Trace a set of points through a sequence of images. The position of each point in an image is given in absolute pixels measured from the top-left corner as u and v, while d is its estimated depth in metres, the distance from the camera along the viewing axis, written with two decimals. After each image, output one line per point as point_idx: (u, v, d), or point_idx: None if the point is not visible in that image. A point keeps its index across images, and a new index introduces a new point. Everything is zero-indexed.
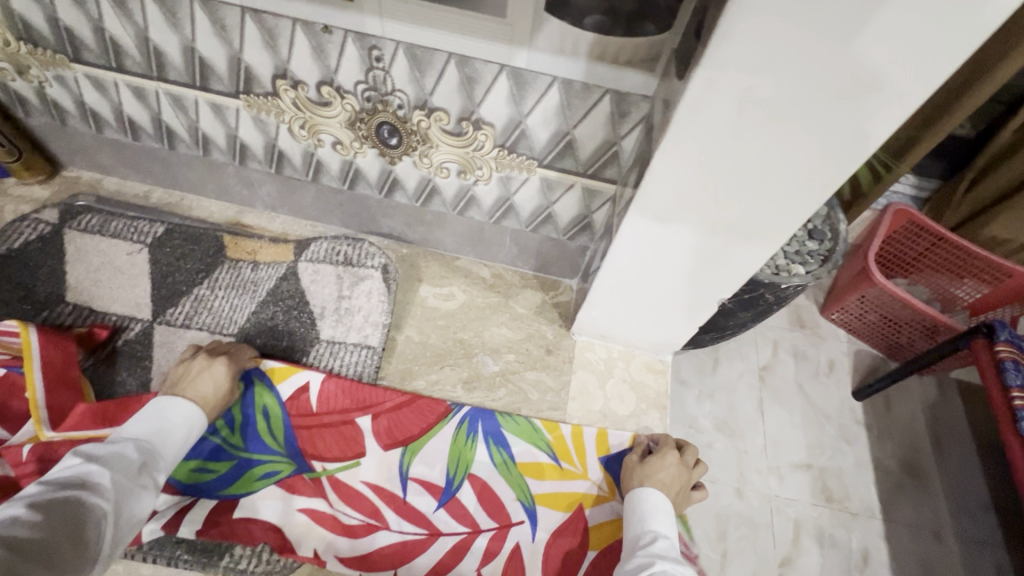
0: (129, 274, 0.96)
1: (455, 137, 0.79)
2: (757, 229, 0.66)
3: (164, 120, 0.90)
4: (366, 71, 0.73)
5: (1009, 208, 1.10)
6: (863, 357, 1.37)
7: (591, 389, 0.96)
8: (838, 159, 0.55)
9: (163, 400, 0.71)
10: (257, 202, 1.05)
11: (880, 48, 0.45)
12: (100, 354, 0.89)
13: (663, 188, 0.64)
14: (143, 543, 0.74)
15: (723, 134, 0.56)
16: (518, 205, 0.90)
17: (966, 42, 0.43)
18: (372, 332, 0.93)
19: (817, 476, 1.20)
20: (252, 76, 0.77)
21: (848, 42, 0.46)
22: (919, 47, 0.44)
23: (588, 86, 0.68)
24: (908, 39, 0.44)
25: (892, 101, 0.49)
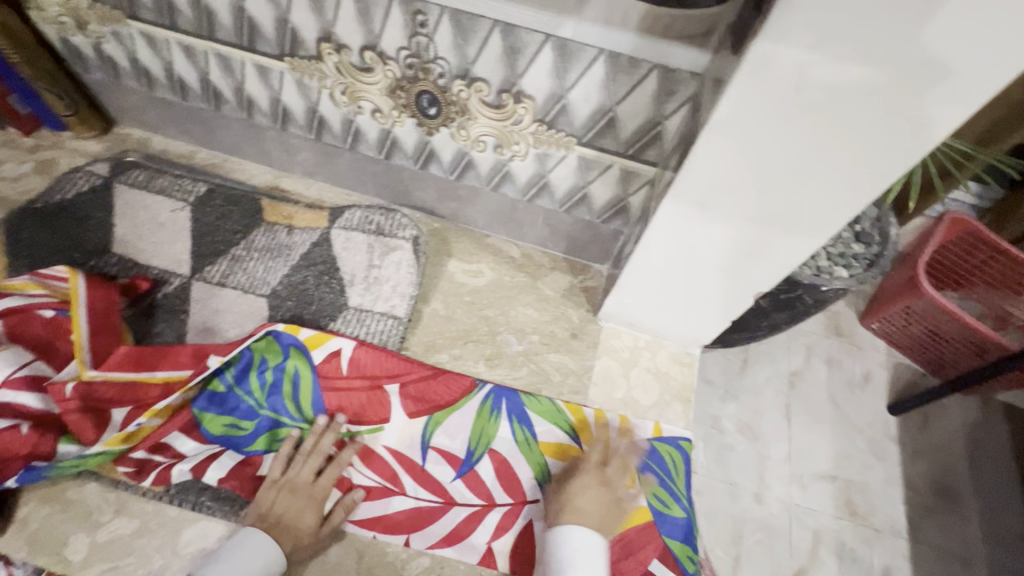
0: (171, 230, 0.99)
1: (495, 109, 0.77)
2: (803, 222, 0.63)
3: (211, 81, 0.91)
4: (410, 37, 0.72)
5: None
6: (902, 370, 1.30)
7: (614, 376, 0.94)
8: (902, 148, 0.51)
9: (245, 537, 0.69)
10: (296, 167, 1.06)
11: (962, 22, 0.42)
12: (141, 304, 0.92)
13: (705, 173, 0.61)
14: (170, 485, 0.77)
15: (775, 117, 0.53)
16: (553, 183, 0.88)
17: None
18: (399, 303, 0.94)
19: (842, 488, 1.16)
20: (298, 38, 0.78)
21: (926, 16, 0.42)
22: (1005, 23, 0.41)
23: (635, 61, 0.65)
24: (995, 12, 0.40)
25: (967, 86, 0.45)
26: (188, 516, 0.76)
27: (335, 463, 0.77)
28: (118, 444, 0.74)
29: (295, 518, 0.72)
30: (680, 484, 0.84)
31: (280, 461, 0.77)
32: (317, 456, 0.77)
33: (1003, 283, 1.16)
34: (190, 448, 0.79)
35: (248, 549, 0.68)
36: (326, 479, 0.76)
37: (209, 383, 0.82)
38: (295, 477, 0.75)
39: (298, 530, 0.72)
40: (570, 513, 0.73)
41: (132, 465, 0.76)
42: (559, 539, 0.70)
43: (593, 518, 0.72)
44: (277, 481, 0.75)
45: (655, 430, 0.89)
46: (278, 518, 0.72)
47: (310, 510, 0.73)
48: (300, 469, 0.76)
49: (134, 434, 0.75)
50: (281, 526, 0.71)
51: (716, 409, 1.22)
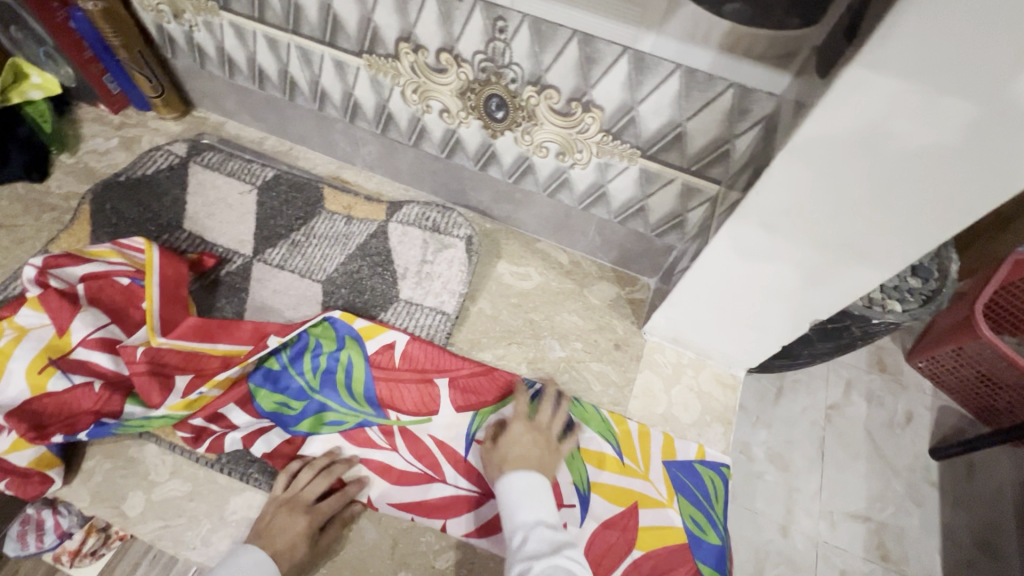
0: (237, 211, 1.03)
1: (562, 117, 0.78)
2: (873, 253, 0.62)
3: (289, 73, 0.96)
4: (487, 42, 0.74)
5: None
6: (951, 414, 1.25)
7: (655, 391, 0.93)
8: (994, 184, 0.49)
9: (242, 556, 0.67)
10: (358, 160, 1.10)
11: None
12: (206, 279, 0.97)
13: (776, 195, 0.61)
14: (223, 454, 0.81)
15: (859, 143, 0.52)
16: (611, 193, 0.88)
17: None
18: (448, 300, 0.96)
19: (875, 530, 1.12)
20: (378, 37, 0.81)
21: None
22: None
23: (712, 78, 0.65)
24: None
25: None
26: (236, 485, 0.80)
27: (340, 494, 0.77)
28: (180, 409, 0.78)
29: (289, 538, 0.71)
30: (719, 511, 0.84)
31: (287, 480, 0.77)
32: (324, 479, 0.77)
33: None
34: (243, 421, 0.82)
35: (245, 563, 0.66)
36: (326, 505, 0.75)
37: (265, 360, 0.86)
38: (296, 498, 0.75)
39: (290, 552, 0.70)
40: (499, 463, 0.75)
41: (190, 431, 0.80)
42: (502, 485, 0.71)
43: (523, 465, 0.73)
44: (279, 498, 0.75)
45: (699, 453, 0.88)
46: (272, 534, 0.71)
47: (303, 532, 0.72)
48: (301, 489, 0.76)
49: (195, 402, 0.79)
50: (273, 542, 0.70)
51: (752, 435, 1.19)
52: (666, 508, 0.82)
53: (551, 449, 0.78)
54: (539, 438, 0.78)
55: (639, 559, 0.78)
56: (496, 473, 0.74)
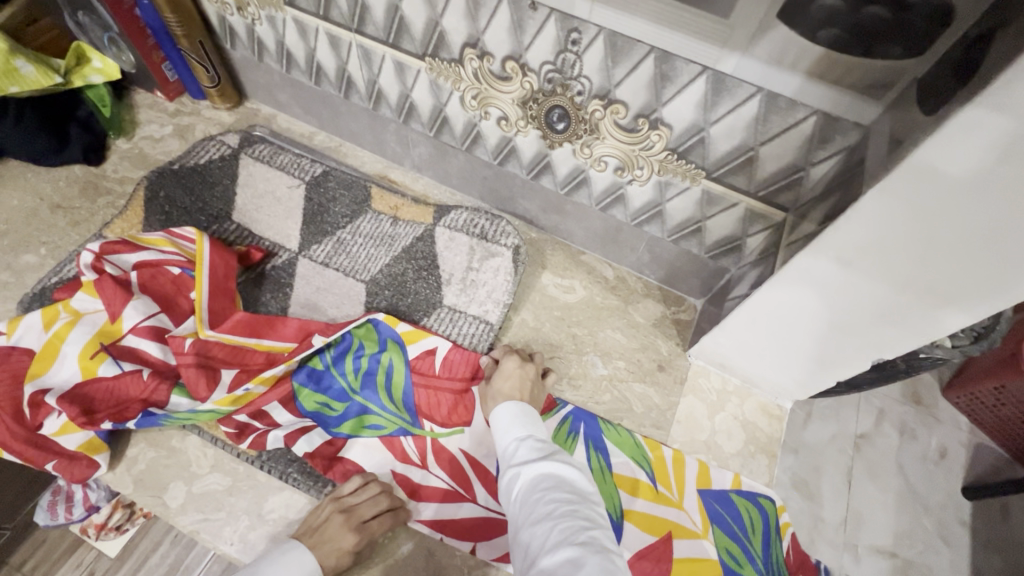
0: (285, 206, 1.04)
1: (627, 133, 0.76)
2: (958, 298, 0.58)
3: (348, 71, 0.95)
4: (558, 53, 0.72)
5: None
6: (993, 457, 1.20)
7: (697, 417, 0.91)
8: None
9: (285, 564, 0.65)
10: (407, 160, 1.09)
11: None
12: (253, 273, 0.97)
13: (859, 229, 0.58)
14: (263, 451, 0.80)
15: (963, 185, 0.49)
16: (667, 212, 0.86)
17: None
18: (492, 309, 0.94)
19: (901, 567, 1.08)
20: (444, 41, 0.80)
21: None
22: None
23: (795, 104, 0.63)
24: None
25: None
26: (275, 484, 0.80)
27: (391, 516, 0.75)
28: (227, 405, 0.78)
29: (336, 548, 0.69)
30: (755, 545, 0.82)
31: (348, 489, 0.76)
32: (383, 499, 0.75)
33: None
34: (285, 420, 0.82)
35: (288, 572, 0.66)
36: (377, 527, 0.73)
37: (308, 359, 0.86)
38: (352, 510, 0.73)
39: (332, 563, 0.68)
40: (494, 396, 0.78)
41: (233, 426, 0.80)
42: (493, 413, 0.74)
43: (512, 396, 0.77)
44: (336, 504, 0.73)
45: (734, 482, 0.86)
46: (322, 539, 0.69)
47: (351, 548, 0.70)
48: (359, 502, 0.74)
49: (240, 398, 0.79)
50: (323, 548, 0.69)
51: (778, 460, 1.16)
52: (701, 539, 0.81)
53: (536, 391, 0.81)
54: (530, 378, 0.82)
55: None
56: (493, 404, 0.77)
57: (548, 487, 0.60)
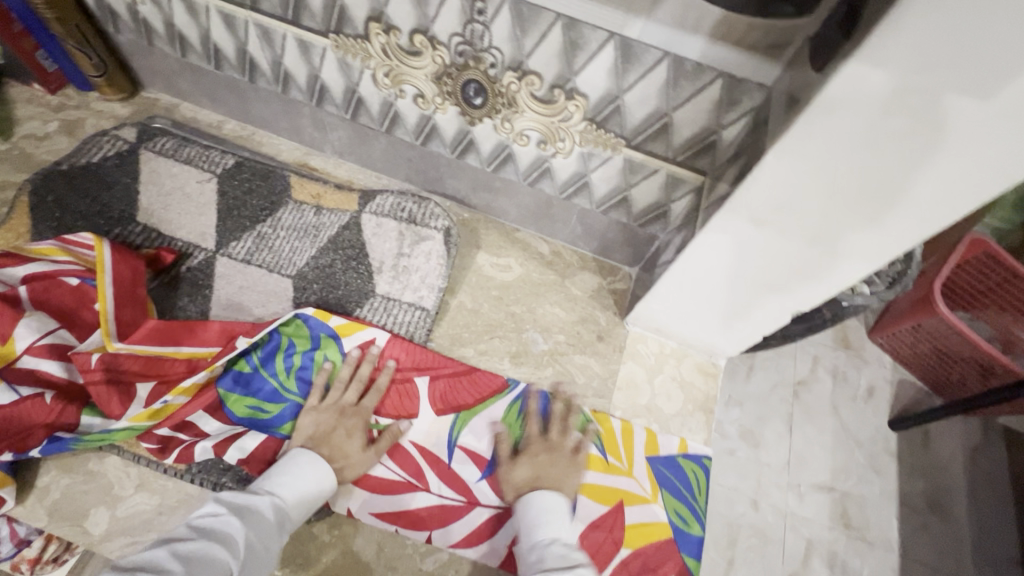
0: (196, 202, 0.97)
1: (544, 105, 0.75)
2: (861, 247, 0.61)
3: (248, 52, 0.89)
4: (465, 24, 0.69)
5: None
6: (911, 391, 1.30)
7: (638, 382, 0.93)
8: (984, 185, 0.49)
9: (303, 454, 0.73)
10: (326, 146, 1.04)
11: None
12: (165, 277, 0.90)
13: (767, 189, 0.60)
14: (192, 464, 0.76)
15: (851, 141, 0.51)
16: (593, 183, 0.86)
17: None
18: (427, 294, 0.92)
19: (839, 500, 1.17)
20: (346, 15, 0.75)
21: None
22: None
23: (701, 67, 0.63)
24: None
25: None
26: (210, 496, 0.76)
27: (374, 391, 0.81)
28: (143, 420, 0.74)
29: (341, 442, 0.76)
30: (702, 503, 0.85)
31: (319, 392, 0.80)
32: (357, 383, 0.81)
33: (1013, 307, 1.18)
34: (213, 428, 0.78)
35: (301, 470, 0.70)
36: (368, 403, 0.81)
37: (234, 363, 0.81)
38: (338, 405, 0.79)
39: (345, 454, 0.76)
40: (513, 487, 0.77)
41: (156, 441, 0.76)
42: (519, 501, 0.75)
43: (529, 484, 0.76)
44: (319, 408, 0.79)
45: (681, 446, 0.89)
46: (326, 440, 0.76)
47: (354, 433, 0.77)
48: (339, 396, 0.80)
49: (159, 411, 0.75)
50: (331, 447, 0.75)
51: (724, 414, 1.22)
52: (651, 504, 0.83)
53: (572, 473, 0.79)
54: (546, 460, 0.79)
55: (627, 558, 0.78)
56: (513, 495, 0.76)
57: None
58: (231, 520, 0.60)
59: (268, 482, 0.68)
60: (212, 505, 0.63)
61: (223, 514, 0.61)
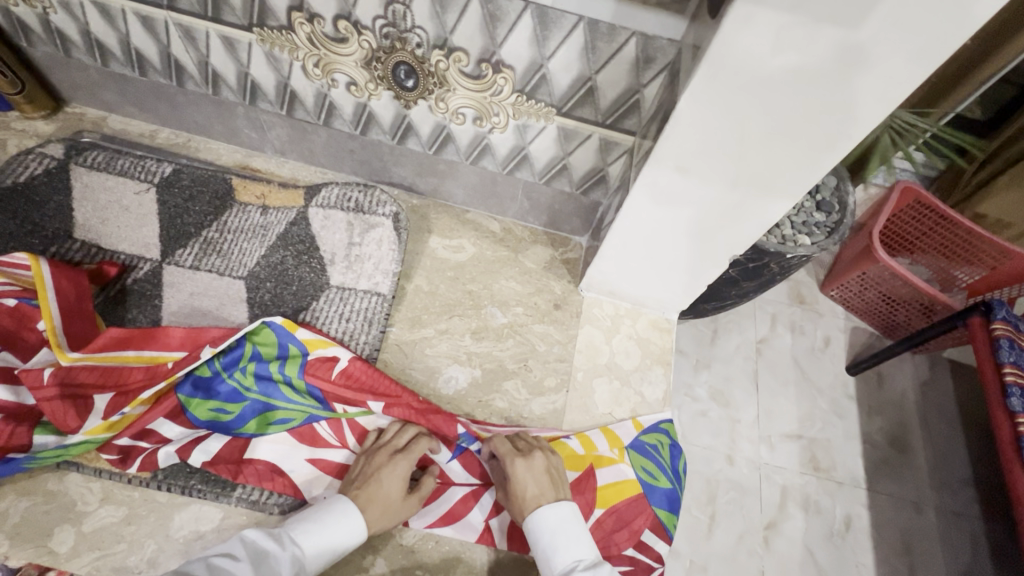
0: (136, 214, 0.95)
1: (474, 80, 0.77)
2: (776, 182, 0.66)
3: (173, 54, 0.88)
4: (386, 6, 0.71)
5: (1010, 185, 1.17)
6: (858, 332, 1.39)
7: (597, 344, 0.97)
8: (869, 109, 0.55)
9: (337, 496, 0.70)
10: (266, 145, 1.03)
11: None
12: (111, 290, 0.88)
13: (686, 136, 0.63)
14: (157, 471, 0.75)
15: (752, 79, 0.55)
16: (533, 155, 0.89)
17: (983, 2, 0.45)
18: (382, 280, 0.93)
19: (807, 446, 1.23)
20: (267, 7, 0.75)
21: None
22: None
23: (614, 28, 0.66)
24: None
25: (918, 54, 0.50)
26: (179, 501, 0.75)
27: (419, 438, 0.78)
28: (101, 432, 0.73)
29: (382, 485, 0.72)
30: (666, 456, 0.88)
31: (379, 435, 0.79)
32: (412, 432, 0.78)
33: (948, 249, 1.29)
34: (176, 433, 0.77)
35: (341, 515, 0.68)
36: (416, 451, 0.76)
37: (195, 368, 0.80)
38: (388, 448, 0.76)
39: (388, 495, 0.71)
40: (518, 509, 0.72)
41: (116, 452, 0.74)
42: (529, 527, 0.69)
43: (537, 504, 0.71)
44: (370, 453, 0.77)
45: (635, 426, 0.90)
46: (366, 483, 0.72)
47: (396, 478, 0.73)
48: (391, 440, 0.78)
49: (118, 422, 0.74)
50: (369, 489, 0.71)
51: (691, 374, 1.27)
52: (618, 464, 0.85)
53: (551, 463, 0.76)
54: (541, 459, 0.75)
55: (601, 517, 0.81)
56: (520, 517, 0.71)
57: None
58: (244, 569, 0.62)
59: (291, 525, 0.67)
60: (233, 548, 0.64)
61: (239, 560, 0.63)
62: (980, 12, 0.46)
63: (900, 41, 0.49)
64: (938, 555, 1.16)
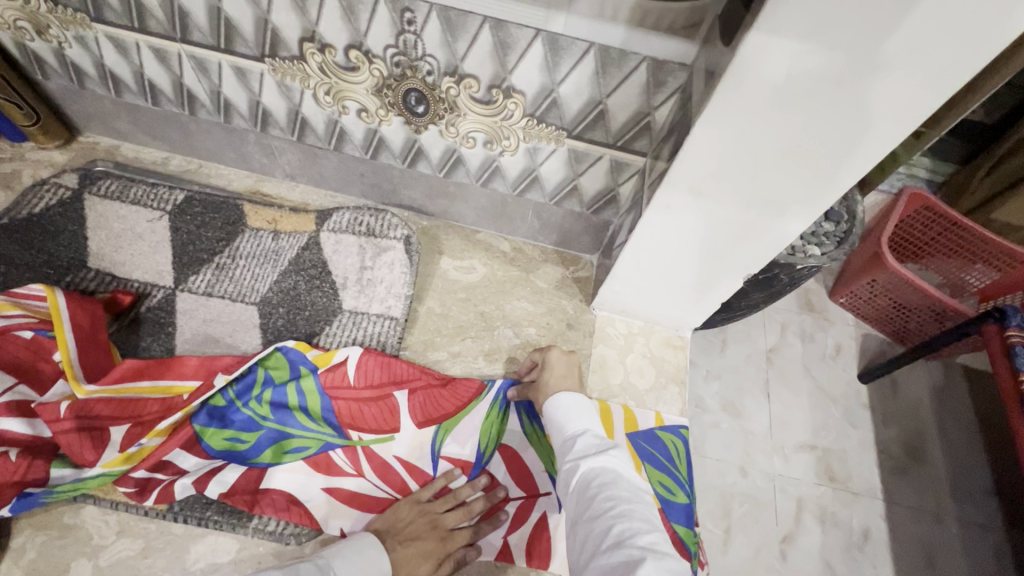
0: (149, 241, 0.95)
1: (484, 105, 0.77)
2: (792, 204, 0.66)
3: (185, 85, 0.89)
4: (397, 35, 0.72)
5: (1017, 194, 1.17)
6: (871, 341, 1.37)
7: (611, 363, 0.96)
8: (887, 131, 0.55)
9: (370, 540, 0.70)
10: (277, 170, 1.04)
11: (933, 23, 0.45)
12: (125, 319, 0.89)
13: (700, 159, 0.63)
14: (173, 502, 0.75)
15: (766, 105, 0.55)
16: (543, 176, 0.89)
17: (1003, 30, 0.44)
18: (394, 304, 0.93)
19: (822, 457, 1.22)
20: (279, 38, 0.76)
21: (901, 16, 0.45)
22: (963, 26, 0.45)
23: (625, 54, 0.67)
24: (958, 11, 0.44)
25: (935, 77, 0.49)
26: (194, 532, 0.75)
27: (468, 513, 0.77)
28: (118, 464, 0.73)
29: (413, 557, 0.70)
30: (683, 472, 0.87)
31: (431, 492, 0.78)
32: (463, 511, 0.77)
33: (959, 254, 1.28)
34: (192, 464, 0.77)
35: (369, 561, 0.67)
36: (459, 538, 0.75)
37: (209, 399, 0.80)
38: (436, 516, 0.76)
39: (410, 567, 0.70)
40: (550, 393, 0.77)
41: (132, 485, 0.74)
42: (548, 403, 0.73)
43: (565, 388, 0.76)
44: (418, 509, 0.76)
45: (657, 419, 0.92)
46: (404, 544, 0.71)
47: (428, 557, 0.71)
48: (440, 506, 0.77)
49: (135, 454, 0.74)
50: (403, 551, 0.71)
51: (704, 388, 1.26)
52: None
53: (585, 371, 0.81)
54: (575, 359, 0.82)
55: None
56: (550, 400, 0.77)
57: (605, 482, 0.59)
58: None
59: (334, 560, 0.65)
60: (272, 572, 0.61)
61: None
62: (1001, 38, 0.45)
63: (916, 65, 0.48)
64: (961, 568, 1.14)
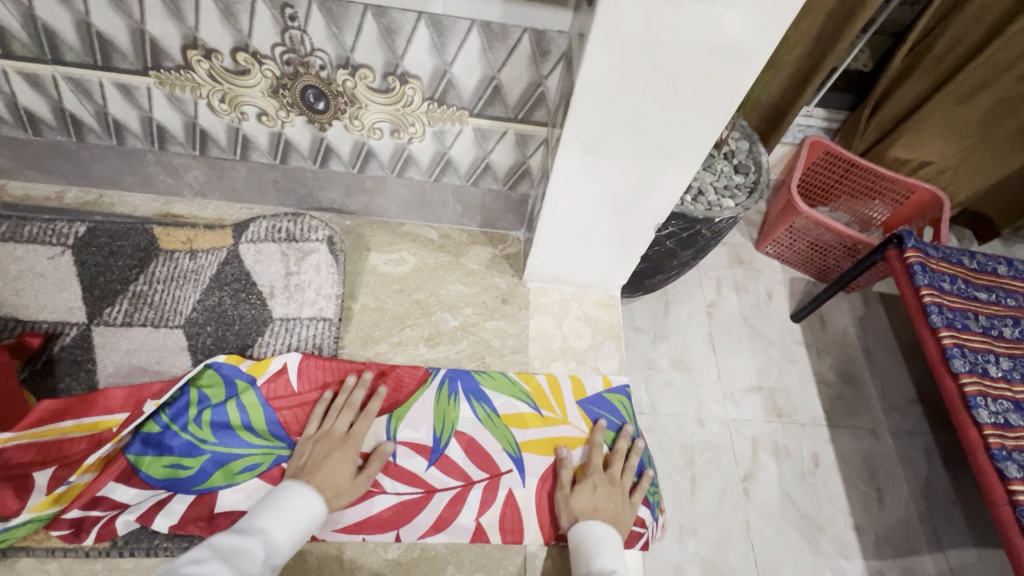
0: (54, 280, 0.90)
1: (383, 94, 0.79)
2: (679, 150, 0.71)
3: (67, 109, 0.85)
4: (282, 33, 0.72)
5: (909, 129, 1.31)
6: (797, 283, 1.48)
7: (549, 330, 1.00)
8: (744, 73, 0.61)
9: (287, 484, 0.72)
10: (186, 190, 1.00)
11: None
12: (37, 363, 0.84)
13: (589, 116, 0.67)
14: (117, 538, 0.72)
15: (635, 58, 0.60)
16: (455, 159, 0.91)
17: None
18: (326, 305, 0.92)
19: (768, 395, 1.31)
20: (159, 48, 0.74)
21: None
22: None
23: (506, 26, 0.70)
24: None
25: (768, 20, 0.56)
26: (146, 563, 0.72)
27: (364, 418, 0.81)
28: (46, 508, 0.70)
29: (332, 471, 0.74)
30: (635, 425, 0.91)
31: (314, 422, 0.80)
32: (350, 410, 0.81)
33: (862, 192, 1.41)
34: (132, 496, 0.74)
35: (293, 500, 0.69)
36: (360, 432, 0.79)
37: (142, 426, 0.78)
38: (329, 433, 0.79)
39: (333, 480, 0.74)
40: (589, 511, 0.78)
41: (66, 527, 0.70)
42: (579, 531, 0.76)
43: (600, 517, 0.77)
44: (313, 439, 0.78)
45: (605, 383, 0.95)
46: (317, 470, 0.74)
47: (344, 463, 0.75)
48: (330, 424, 0.80)
49: (64, 495, 0.71)
50: (320, 474, 0.74)
51: (653, 349, 1.32)
52: None
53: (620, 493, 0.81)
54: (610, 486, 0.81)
55: None
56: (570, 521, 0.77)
57: None
58: (220, 565, 0.57)
59: (255, 518, 0.66)
60: (198, 553, 0.59)
61: (207, 560, 0.57)
62: None
63: (746, 14, 0.55)
64: (900, 474, 1.26)
